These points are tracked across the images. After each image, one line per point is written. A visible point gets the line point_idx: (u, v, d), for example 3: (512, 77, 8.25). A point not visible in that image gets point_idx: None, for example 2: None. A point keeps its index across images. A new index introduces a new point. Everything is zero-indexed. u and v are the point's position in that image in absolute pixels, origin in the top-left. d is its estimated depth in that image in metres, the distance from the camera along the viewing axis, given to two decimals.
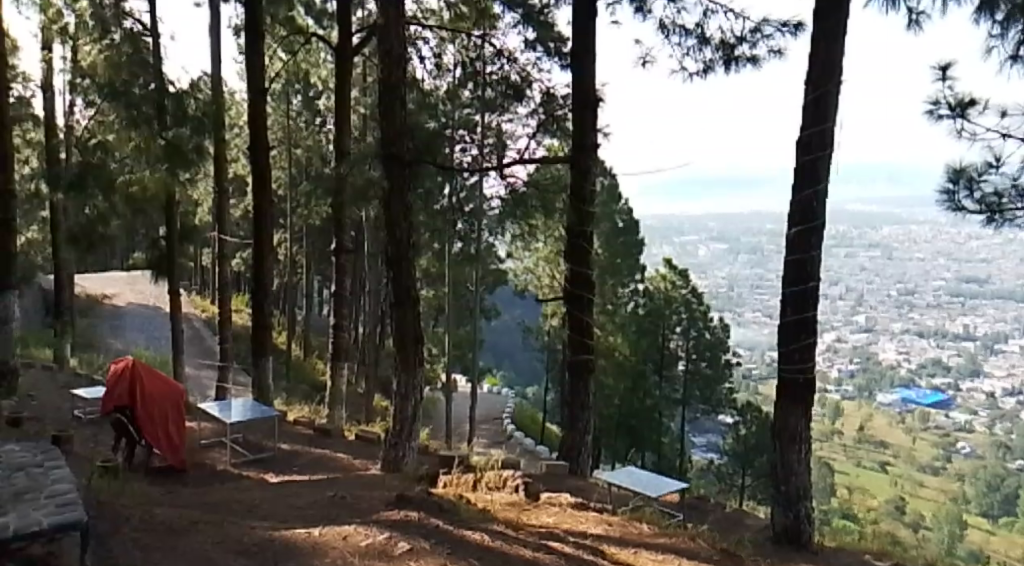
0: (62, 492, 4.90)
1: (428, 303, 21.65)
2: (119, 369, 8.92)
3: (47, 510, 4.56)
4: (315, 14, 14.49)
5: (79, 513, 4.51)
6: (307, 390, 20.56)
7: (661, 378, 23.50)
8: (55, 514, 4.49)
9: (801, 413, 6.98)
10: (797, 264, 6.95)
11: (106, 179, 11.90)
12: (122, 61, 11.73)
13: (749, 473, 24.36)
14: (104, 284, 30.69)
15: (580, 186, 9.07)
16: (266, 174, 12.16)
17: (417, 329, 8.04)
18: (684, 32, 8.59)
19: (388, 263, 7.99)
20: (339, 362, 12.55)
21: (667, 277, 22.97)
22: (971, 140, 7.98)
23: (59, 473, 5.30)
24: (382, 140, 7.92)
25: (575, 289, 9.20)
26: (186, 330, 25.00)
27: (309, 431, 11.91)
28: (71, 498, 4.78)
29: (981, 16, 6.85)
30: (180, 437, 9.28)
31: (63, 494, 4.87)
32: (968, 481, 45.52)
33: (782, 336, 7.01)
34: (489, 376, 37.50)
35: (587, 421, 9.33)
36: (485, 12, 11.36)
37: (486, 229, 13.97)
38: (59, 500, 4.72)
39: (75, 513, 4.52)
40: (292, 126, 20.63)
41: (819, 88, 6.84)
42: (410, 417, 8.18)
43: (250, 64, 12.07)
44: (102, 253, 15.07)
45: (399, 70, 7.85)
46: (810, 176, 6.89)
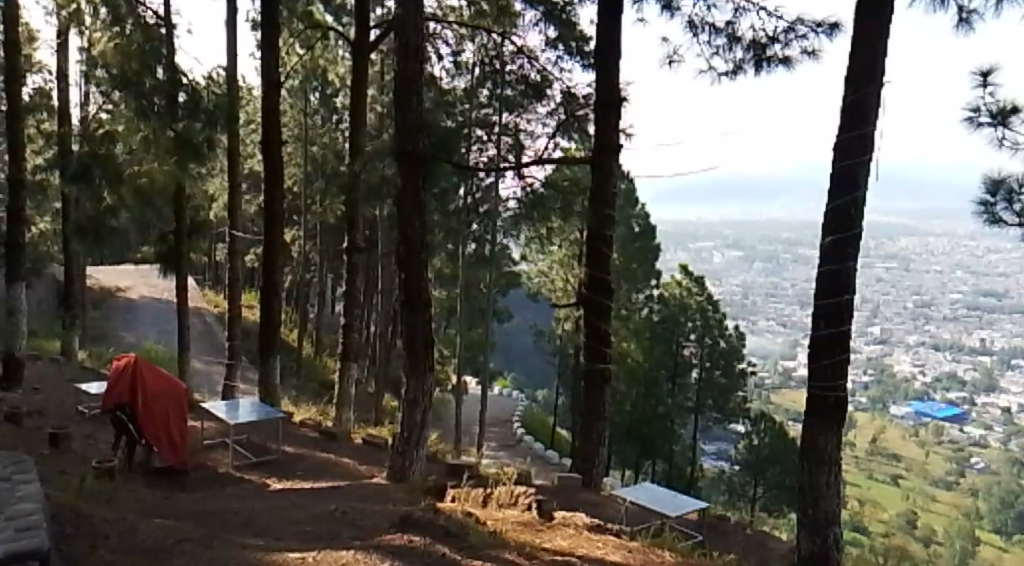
0: (23, 514, 4.58)
1: (440, 304, 21.32)
2: (121, 364, 8.64)
3: (2, 536, 4.25)
4: (333, 9, 14.20)
5: (36, 541, 4.21)
6: (317, 389, 20.25)
7: (675, 386, 23.09)
8: (10, 542, 4.17)
9: (833, 432, 6.58)
10: (832, 275, 6.55)
11: (113, 170, 11.97)
12: (133, 50, 11.28)
13: (761, 483, 23.82)
14: (118, 277, 30.56)
15: (602, 189, 8.69)
16: (279, 170, 11.82)
17: (428, 331, 7.69)
18: (713, 31, 8.20)
19: (399, 264, 7.64)
20: (349, 362, 12.18)
21: (684, 283, 22.70)
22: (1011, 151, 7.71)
23: (24, 490, 4.99)
24: (397, 137, 7.57)
25: (594, 294, 8.81)
26: (197, 325, 24.75)
27: (315, 435, 11.56)
28: (33, 522, 4.47)
29: None
30: (183, 436, 8.97)
31: (24, 516, 4.54)
32: (981, 497, 44.80)
33: (813, 351, 6.62)
34: (500, 379, 37.18)
35: (602, 431, 8.90)
36: (506, 9, 10.92)
37: (501, 230, 13.60)
38: (18, 524, 4.42)
39: (35, 541, 4.22)
40: (309, 124, 20.39)
41: (859, 90, 6.44)
42: (419, 424, 7.82)
43: (266, 58, 11.67)
44: (113, 244, 14.77)
45: (416, 63, 7.52)
46: (848, 184, 6.49)
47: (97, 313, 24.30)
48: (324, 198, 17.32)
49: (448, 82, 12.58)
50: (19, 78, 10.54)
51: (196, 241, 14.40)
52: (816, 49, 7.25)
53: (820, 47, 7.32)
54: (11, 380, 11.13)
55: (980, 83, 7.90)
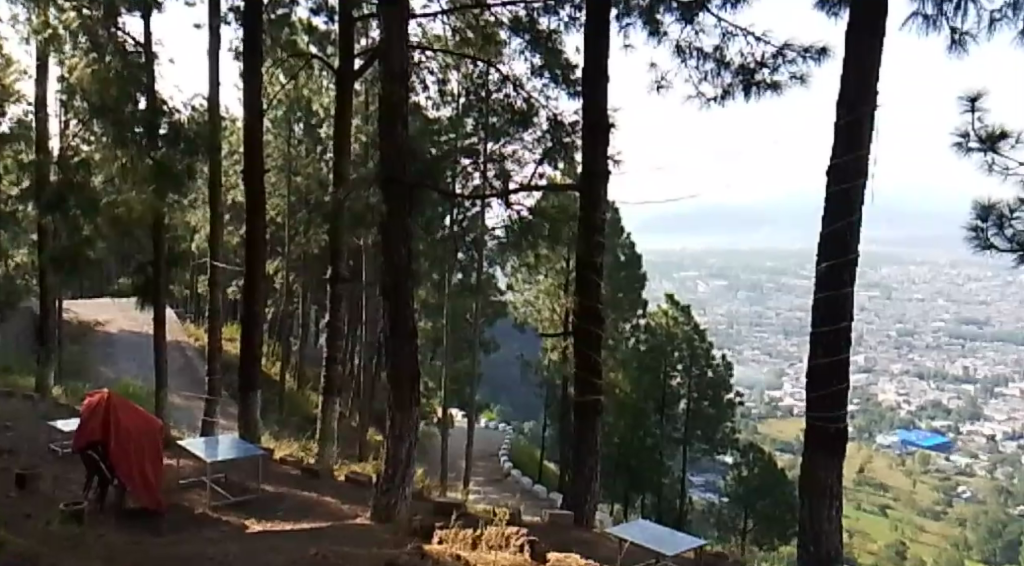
0: None
1: (426, 335, 21.04)
2: (95, 400, 8.30)
3: None
4: (317, 39, 14.02)
5: None
6: (299, 424, 19.85)
7: (663, 417, 22.78)
8: None
9: (834, 465, 6.29)
10: (831, 300, 6.30)
11: (90, 200, 11.57)
12: (110, 77, 10.96)
13: (750, 515, 23.44)
14: (98, 310, 30.07)
15: (590, 215, 8.44)
16: (261, 200, 11.51)
17: (413, 364, 7.38)
18: (701, 55, 8.02)
19: (383, 292, 7.36)
20: (332, 397, 11.82)
21: (670, 313, 22.23)
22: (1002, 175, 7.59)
23: None
24: (380, 163, 7.31)
25: (584, 323, 8.52)
26: (177, 359, 24.30)
27: (296, 471, 11.17)
28: None
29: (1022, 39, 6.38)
30: (158, 475, 8.56)
31: None
32: (969, 527, 44.58)
33: (811, 381, 6.36)
34: (486, 411, 36.83)
35: (594, 466, 8.58)
36: (491, 38, 10.74)
37: (488, 259, 13.34)
38: None
39: None
40: (294, 154, 20.14)
41: (853, 111, 6.24)
42: (404, 460, 7.49)
43: (248, 86, 11.42)
44: (90, 276, 14.40)
45: (401, 87, 7.28)
46: (844, 207, 6.26)
47: (74, 347, 23.82)
48: (307, 227, 17.06)
49: (433, 111, 12.39)
50: None
51: (176, 274, 14.03)
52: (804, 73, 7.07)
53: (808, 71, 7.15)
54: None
55: (969, 107, 7.75)
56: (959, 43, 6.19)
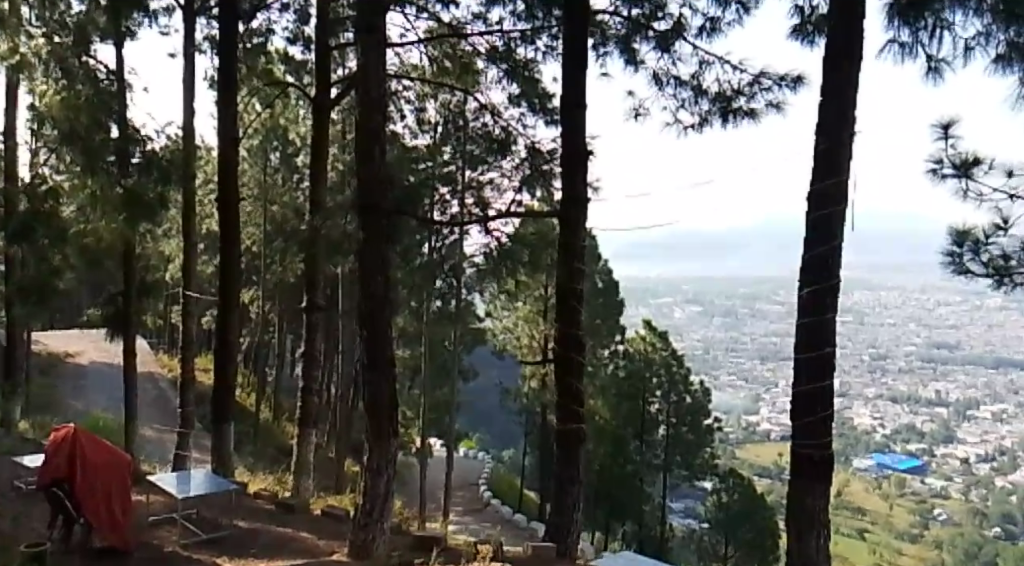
0: None
1: (404, 363, 20.78)
2: (60, 437, 8.04)
3: None
4: (293, 67, 13.87)
5: None
6: (274, 455, 19.49)
7: (642, 444, 22.65)
8: None
9: (820, 493, 6.11)
10: (813, 327, 6.17)
11: (58, 229, 11.31)
12: (80, 103, 10.73)
13: (732, 541, 23.12)
14: (68, 341, 29.51)
15: (570, 242, 8.30)
16: (234, 228, 11.26)
17: (391, 394, 7.18)
18: (678, 84, 7.94)
19: (360, 321, 7.18)
20: (307, 428, 11.55)
21: (647, 339, 22.46)
22: (975, 201, 7.54)
23: None
24: (357, 190, 7.17)
25: (565, 350, 8.35)
26: (149, 391, 23.83)
27: (270, 506, 10.87)
28: None
29: (996, 67, 6.34)
30: (126, 512, 8.27)
31: None
32: (946, 549, 44.64)
33: (796, 408, 6.20)
34: (463, 441, 36.48)
35: (576, 497, 8.39)
36: (468, 67, 10.49)
37: (466, 287, 13.15)
38: None
39: None
40: (270, 183, 19.92)
41: (831, 138, 6.13)
42: (382, 494, 7.27)
43: (222, 114, 11.23)
44: (58, 306, 14.06)
45: (378, 114, 7.15)
46: (824, 234, 6.14)
47: (43, 379, 23.30)
48: (283, 255, 16.82)
49: (410, 140, 12.24)
50: None
51: (149, 304, 13.74)
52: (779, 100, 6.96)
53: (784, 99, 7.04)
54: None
55: (943, 134, 7.70)
56: (935, 73, 6.12)
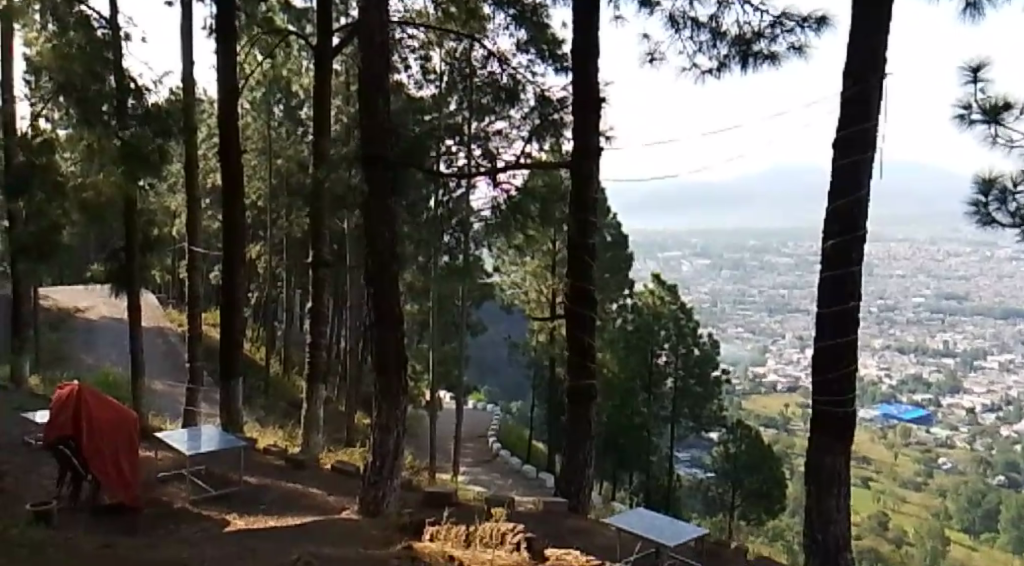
0: None
1: (411, 317, 20.57)
2: (64, 394, 7.89)
3: None
4: (293, 14, 13.44)
5: None
6: (285, 409, 19.54)
7: (650, 397, 22.50)
8: None
9: (839, 450, 5.62)
10: (834, 281, 5.61)
11: (55, 182, 11.11)
12: (72, 52, 10.44)
13: (739, 491, 23.03)
14: (78, 296, 29.51)
15: (583, 194, 7.99)
16: (237, 182, 10.97)
17: (400, 352, 7.00)
18: (696, 26, 7.52)
19: (368, 276, 6.98)
20: (316, 384, 11.36)
21: (656, 293, 22.00)
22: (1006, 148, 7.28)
23: None
24: (361, 140, 6.96)
25: (576, 306, 8.08)
26: (159, 346, 23.82)
27: (280, 462, 10.77)
28: None
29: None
30: (135, 469, 8.18)
31: None
32: (949, 498, 44.81)
33: (817, 364, 5.67)
34: (471, 393, 36.56)
35: (588, 453, 8.13)
36: (475, 13, 10.20)
37: (474, 242, 12.77)
38: None
39: None
40: (274, 136, 19.57)
41: (859, 81, 5.54)
42: (392, 451, 7.10)
43: (222, 65, 10.90)
44: (64, 261, 13.91)
45: (382, 62, 6.85)
46: (852, 183, 5.56)
47: (54, 335, 23.31)
48: (290, 208, 16.59)
49: (416, 90, 11.85)
50: None
51: (153, 260, 13.51)
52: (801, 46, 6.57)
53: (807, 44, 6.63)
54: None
55: (971, 79, 7.42)
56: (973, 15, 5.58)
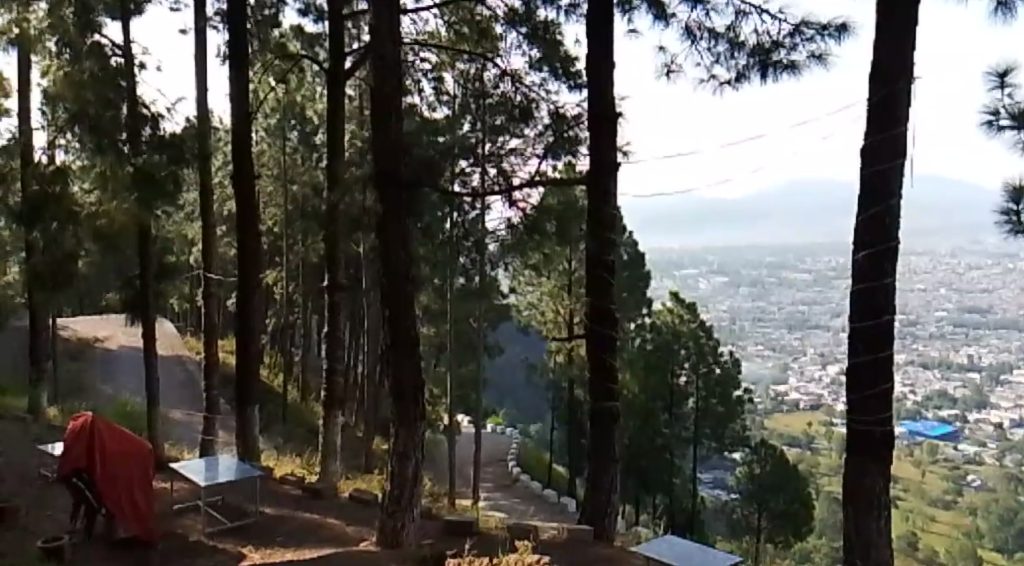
0: None
1: (428, 340, 20.36)
2: (76, 426, 7.71)
3: None
4: (305, 39, 13.36)
5: None
6: (304, 435, 19.34)
7: (672, 416, 22.14)
8: None
9: (880, 473, 5.23)
10: (868, 294, 5.28)
11: (68, 210, 10.95)
12: (84, 80, 10.35)
13: (765, 513, 22.55)
14: (97, 326, 29.57)
15: (599, 209, 7.68)
16: (250, 207, 10.79)
17: (417, 374, 6.79)
18: (712, 36, 7.15)
19: (382, 299, 6.80)
20: (333, 410, 11.15)
21: (675, 311, 21.65)
22: None
23: None
24: (374, 161, 6.77)
25: (595, 327, 7.76)
26: (178, 374, 23.73)
27: (297, 491, 10.53)
28: None
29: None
30: (150, 502, 7.95)
31: None
32: (981, 517, 43.87)
33: (853, 382, 5.34)
34: (490, 417, 36.28)
35: (615, 477, 7.82)
36: (486, 32, 9.98)
37: (491, 262, 12.53)
38: None
39: None
40: (289, 162, 19.55)
41: (886, 85, 5.26)
42: (411, 478, 6.87)
43: (235, 90, 10.81)
44: (80, 291, 13.83)
45: (395, 80, 6.69)
46: (882, 192, 5.27)
47: (72, 365, 23.31)
48: (305, 233, 16.50)
49: (429, 112, 11.72)
50: None
51: (169, 289, 13.41)
52: (821, 55, 6.15)
53: (827, 52, 6.20)
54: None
55: (998, 84, 7.21)
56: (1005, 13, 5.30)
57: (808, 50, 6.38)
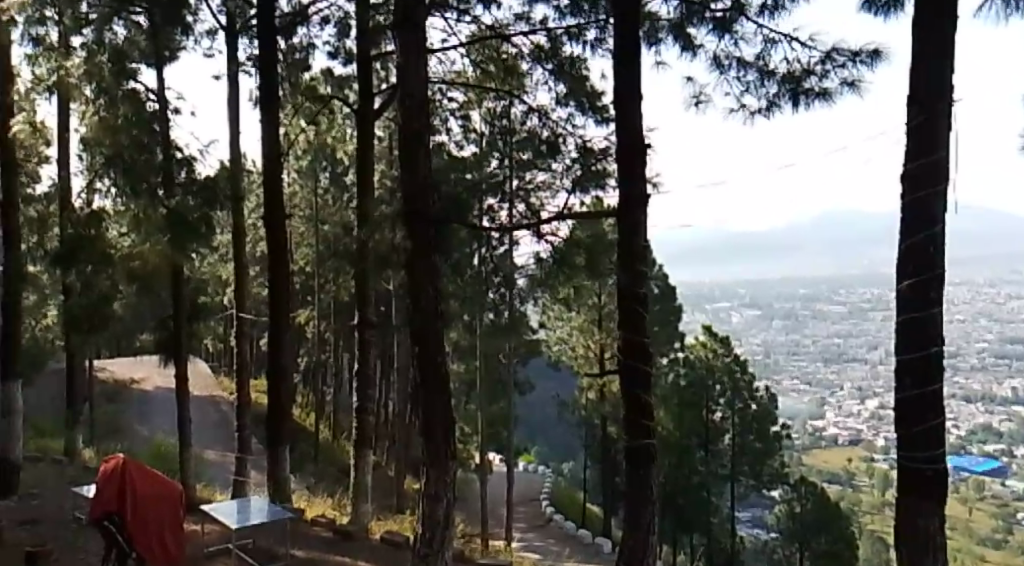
0: None
1: (459, 377, 20.21)
2: (108, 467, 7.60)
3: None
4: (335, 80, 13.46)
5: None
6: (335, 475, 19.24)
7: (708, 453, 21.83)
8: None
9: (934, 514, 4.84)
10: (914, 325, 4.98)
11: (102, 252, 10.96)
12: (120, 124, 10.42)
13: (807, 553, 21.94)
14: (134, 366, 29.90)
15: (630, 242, 7.03)
16: (281, 246, 10.76)
17: (447, 412, 6.67)
18: (741, 65, 6.98)
19: (412, 337, 6.70)
20: (364, 450, 11.00)
21: (708, 344, 21.43)
22: None
23: None
24: (403, 199, 6.71)
25: (629, 361, 7.06)
26: (213, 415, 23.83)
27: (326, 533, 10.37)
28: None
29: None
30: (180, 544, 7.87)
31: None
32: None
33: (901, 417, 5.02)
34: (523, 455, 35.98)
35: (652, 517, 7.09)
36: (512, 69, 9.87)
37: (521, 298, 12.40)
38: None
39: None
40: (320, 203, 19.69)
41: (926, 109, 5.00)
42: (443, 520, 6.70)
43: (265, 132, 10.86)
44: (116, 333, 13.95)
45: (421, 117, 6.65)
46: (925, 219, 4.97)
47: (109, 406, 23.52)
48: (336, 272, 16.58)
49: (457, 150, 11.71)
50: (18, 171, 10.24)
51: (202, 330, 13.45)
52: (854, 82, 5.95)
53: (860, 79, 6.01)
54: (6, 483, 10.59)
55: None
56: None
57: (839, 77, 6.19)
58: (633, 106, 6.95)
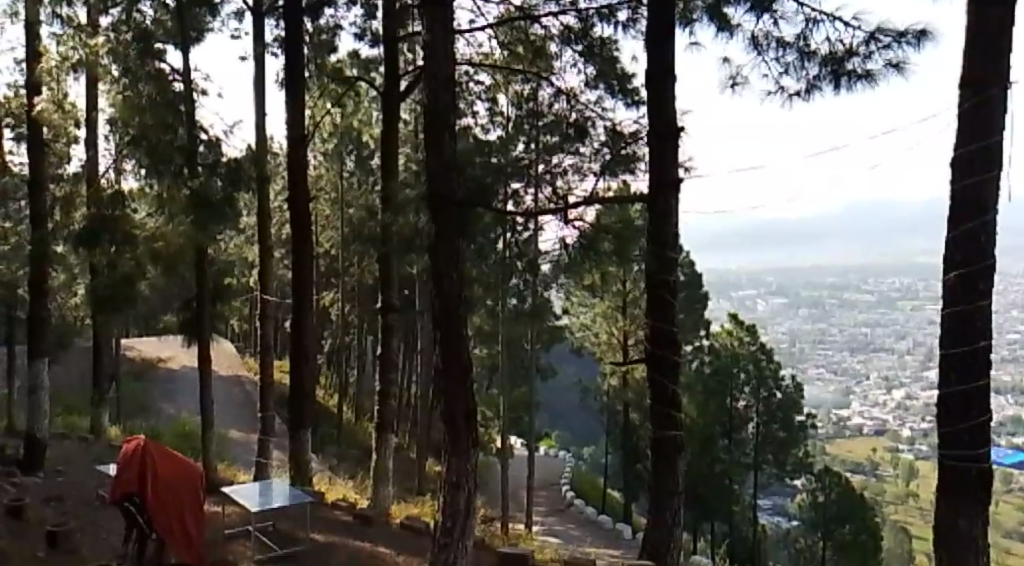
0: None
1: (481, 361, 20.15)
2: (130, 448, 7.54)
3: None
4: (361, 63, 13.33)
5: None
6: (357, 457, 19.25)
7: (731, 442, 21.53)
8: None
9: (976, 514, 4.65)
10: (958, 319, 4.77)
11: (126, 232, 10.85)
12: (143, 104, 10.30)
13: (830, 543, 21.66)
14: (160, 345, 30.12)
15: (660, 227, 6.79)
16: (304, 228, 10.64)
17: (469, 399, 6.53)
18: (780, 45, 6.72)
19: (434, 321, 6.58)
20: (385, 434, 10.92)
21: (734, 333, 21.06)
22: None
23: None
24: (429, 184, 6.54)
25: (656, 351, 6.87)
26: (237, 395, 23.93)
27: (346, 517, 10.32)
28: None
29: None
30: (200, 526, 7.73)
31: None
32: None
33: (943, 414, 4.80)
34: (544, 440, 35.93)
35: (677, 510, 6.86)
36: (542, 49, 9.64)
37: (544, 285, 12.21)
38: None
39: None
40: (346, 186, 19.64)
41: (979, 92, 4.74)
42: (464, 509, 6.58)
43: (290, 113, 10.73)
44: (143, 312, 13.98)
45: (448, 99, 6.46)
46: (975, 207, 4.73)
47: (135, 384, 23.68)
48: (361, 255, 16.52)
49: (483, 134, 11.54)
50: (44, 150, 10.16)
51: (226, 311, 13.43)
52: (900, 63, 5.71)
53: (905, 61, 5.75)
54: (31, 461, 10.64)
55: None
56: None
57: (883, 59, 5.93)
58: (664, 91, 6.73)
